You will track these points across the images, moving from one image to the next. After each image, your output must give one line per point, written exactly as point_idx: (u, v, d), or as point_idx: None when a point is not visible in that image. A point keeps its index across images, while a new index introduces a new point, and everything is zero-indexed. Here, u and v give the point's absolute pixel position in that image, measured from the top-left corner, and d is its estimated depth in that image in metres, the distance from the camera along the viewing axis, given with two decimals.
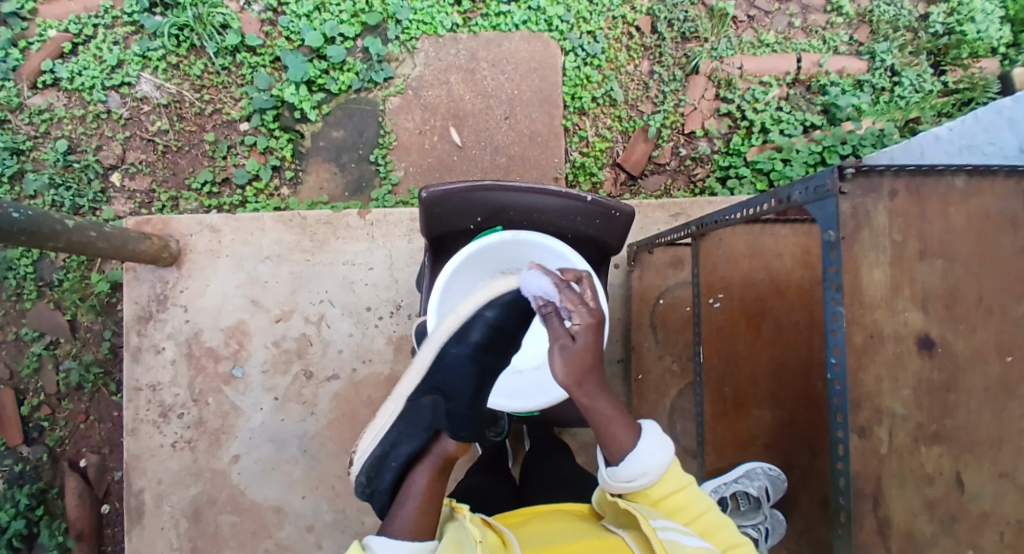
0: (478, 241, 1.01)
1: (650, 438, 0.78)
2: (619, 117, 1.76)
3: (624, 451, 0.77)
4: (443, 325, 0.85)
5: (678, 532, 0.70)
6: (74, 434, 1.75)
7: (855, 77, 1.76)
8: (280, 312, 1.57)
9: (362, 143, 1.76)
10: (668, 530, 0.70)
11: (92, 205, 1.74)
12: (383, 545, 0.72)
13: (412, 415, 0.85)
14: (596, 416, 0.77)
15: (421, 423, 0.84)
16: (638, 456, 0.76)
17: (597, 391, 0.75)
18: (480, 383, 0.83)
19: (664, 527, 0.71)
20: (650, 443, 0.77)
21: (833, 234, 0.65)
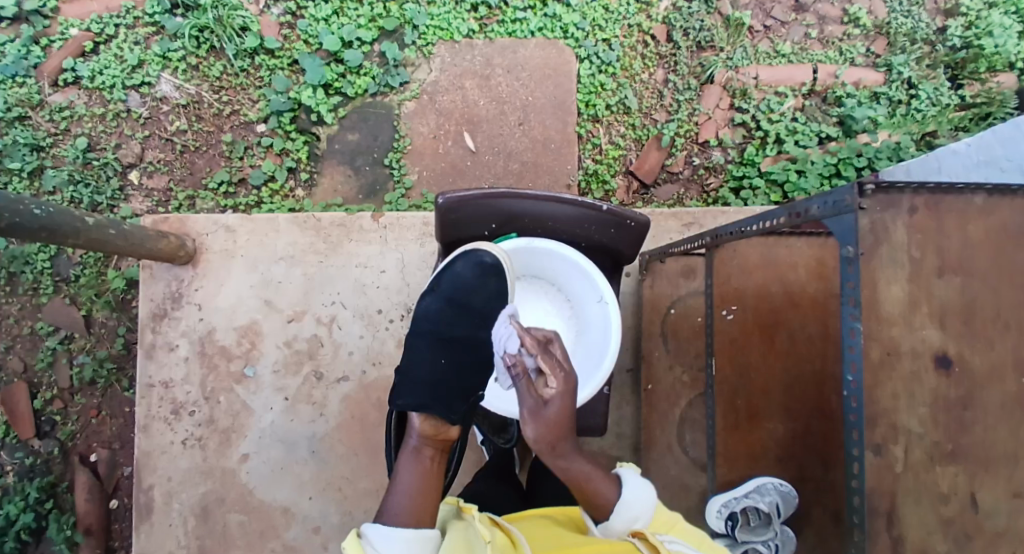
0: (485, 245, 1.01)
1: (631, 484, 0.77)
2: (633, 125, 1.76)
3: (608, 505, 0.76)
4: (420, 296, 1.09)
5: (684, 545, 0.72)
6: (86, 429, 1.77)
7: (871, 89, 1.75)
8: (292, 313, 1.58)
9: (377, 146, 1.77)
10: (675, 542, 0.72)
11: (110, 203, 1.76)
12: (380, 532, 0.71)
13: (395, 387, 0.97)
14: (574, 475, 0.75)
15: (403, 389, 0.95)
16: (622, 506, 0.75)
17: (572, 452, 0.75)
18: (432, 349, 1.01)
19: (671, 542, 0.72)
20: (631, 491, 0.76)
21: (851, 249, 0.64)
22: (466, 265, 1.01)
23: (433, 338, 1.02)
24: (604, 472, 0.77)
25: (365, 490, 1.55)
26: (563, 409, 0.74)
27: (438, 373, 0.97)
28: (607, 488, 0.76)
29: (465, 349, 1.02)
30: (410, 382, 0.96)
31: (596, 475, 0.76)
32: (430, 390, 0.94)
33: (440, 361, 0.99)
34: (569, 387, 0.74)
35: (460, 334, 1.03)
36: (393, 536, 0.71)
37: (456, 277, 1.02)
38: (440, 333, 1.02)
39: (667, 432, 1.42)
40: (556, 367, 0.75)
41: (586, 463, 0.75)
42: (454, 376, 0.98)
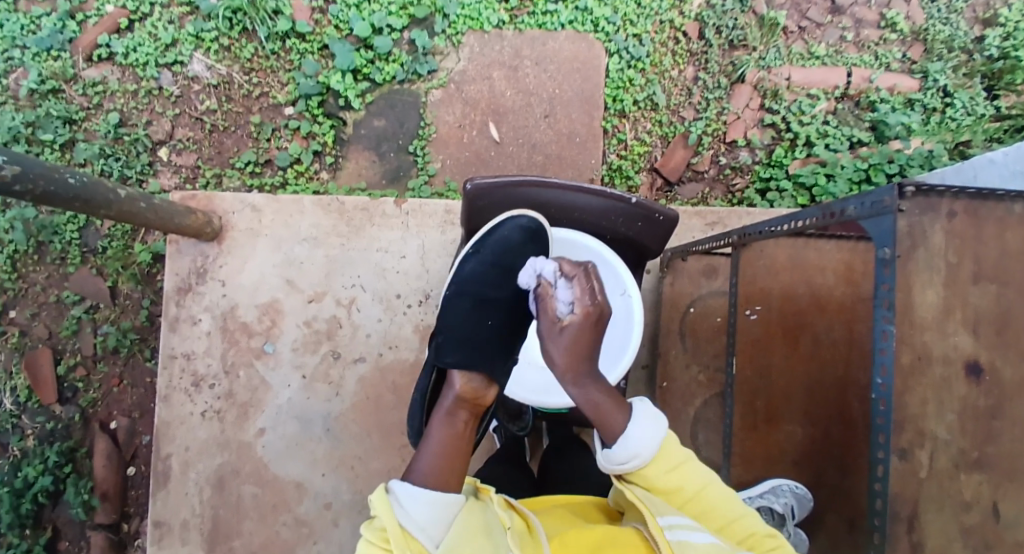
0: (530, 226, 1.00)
1: (646, 417, 0.75)
2: (660, 122, 1.75)
3: (618, 434, 0.74)
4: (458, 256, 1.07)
5: (687, 531, 0.68)
6: (107, 397, 1.81)
7: (905, 95, 1.73)
8: (313, 293, 1.60)
9: (402, 133, 1.78)
10: (677, 529, 0.68)
11: (140, 177, 1.79)
12: (406, 490, 0.72)
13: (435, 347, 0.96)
14: (596, 403, 0.77)
15: (438, 351, 0.95)
16: (634, 437, 0.73)
17: (587, 378, 0.78)
18: (476, 309, 1.01)
19: (672, 527, 0.68)
20: (643, 423, 0.74)
21: (888, 251, 0.63)
22: (511, 230, 1.01)
23: (479, 305, 1.02)
24: (617, 402, 0.76)
25: (377, 470, 1.57)
26: (582, 334, 0.79)
27: (482, 331, 0.98)
28: (618, 420, 0.75)
29: (504, 312, 1.03)
30: (454, 338, 0.95)
31: (606, 401, 0.76)
32: (472, 347, 0.94)
33: (487, 320, 1.00)
34: (592, 314, 0.80)
35: (504, 297, 1.03)
36: (418, 498, 0.71)
37: (501, 240, 1.01)
38: (481, 295, 1.02)
39: (680, 430, 1.42)
40: (587, 295, 0.81)
41: (603, 394, 0.77)
42: (498, 340, 0.98)
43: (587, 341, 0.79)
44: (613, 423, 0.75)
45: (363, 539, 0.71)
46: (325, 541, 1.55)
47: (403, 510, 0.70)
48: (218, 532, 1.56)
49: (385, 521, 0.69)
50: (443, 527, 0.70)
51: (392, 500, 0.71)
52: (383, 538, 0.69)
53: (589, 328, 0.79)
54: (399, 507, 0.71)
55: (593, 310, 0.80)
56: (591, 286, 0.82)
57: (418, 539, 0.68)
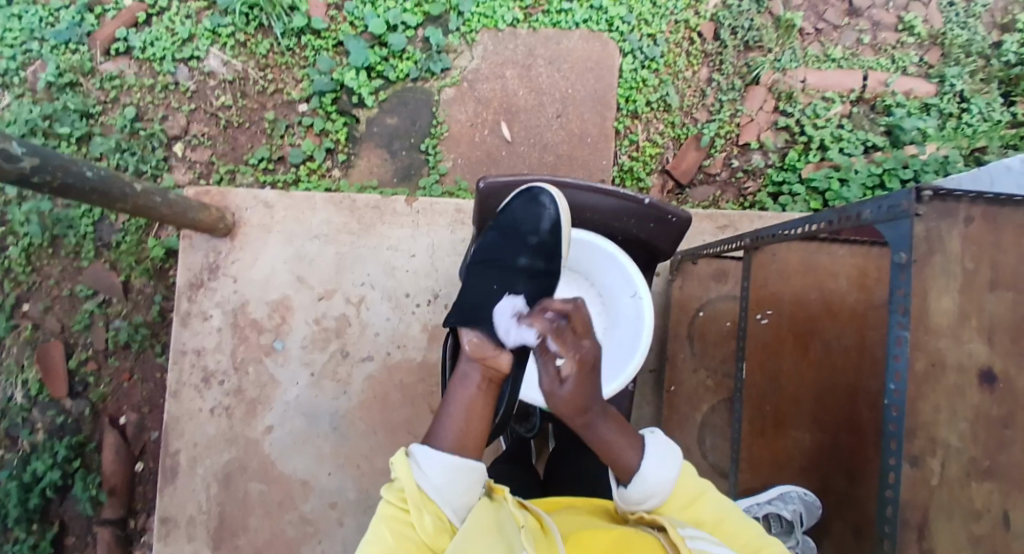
0: (535, 199, 0.98)
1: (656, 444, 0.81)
2: (673, 123, 1.74)
3: (632, 470, 0.78)
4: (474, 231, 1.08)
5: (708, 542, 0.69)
6: (117, 392, 1.82)
7: (922, 100, 1.71)
8: (323, 290, 1.61)
9: (414, 131, 1.78)
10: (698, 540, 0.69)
11: (154, 173, 1.80)
12: (425, 456, 0.74)
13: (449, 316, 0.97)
14: (604, 441, 0.81)
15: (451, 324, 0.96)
16: (649, 472, 0.77)
17: (597, 417, 0.82)
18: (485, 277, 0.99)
19: (694, 537, 0.70)
20: (656, 452, 0.79)
21: (904, 256, 0.63)
22: (518, 202, 0.99)
23: (488, 274, 0.99)
24: (628, 438, 0.81)
25: (381, 470, 1.57)
26: (580, 385, 0.81)
27: (488, 298, 0.96)
28: (632, 454, 0.79)
29: (514, 281, 0.99)
30: (464, 307, 0.95)
31: (621, 443, 0.80)
32: (478, 315, 0.93)
33: (495, 287, 0.98)
34: (586, 365, 0.81)
35: (516, 265, 1.00)
36: (435, 461, 0.73)
37: (508, 216, 0.99)
38: (492, 262, 1.00)
39: (688, 433, 1.42)
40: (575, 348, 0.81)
41: (614, 428, 0.82)
42: (507, 304, 0.96)
43: (590, 390, 0.81)
44: (627, 460, 0.79)
45: (384, 498, 0.75)
46: (330, 540, 1.56)
47: (421, 474, 0.73)
48: (224, 527, 1.57)
49: (404, 483, 0.73)
50: (458, 491, 0.73)
51: (410, 463, 0.74)
52: (403, 497, 0.74)
53: (585, 378, 0.81)
54: (416, 470, 0.73)
55: (584, 359, 0.81)
56: (577, 337, 0.83)
57: (434, 501, 0.72)
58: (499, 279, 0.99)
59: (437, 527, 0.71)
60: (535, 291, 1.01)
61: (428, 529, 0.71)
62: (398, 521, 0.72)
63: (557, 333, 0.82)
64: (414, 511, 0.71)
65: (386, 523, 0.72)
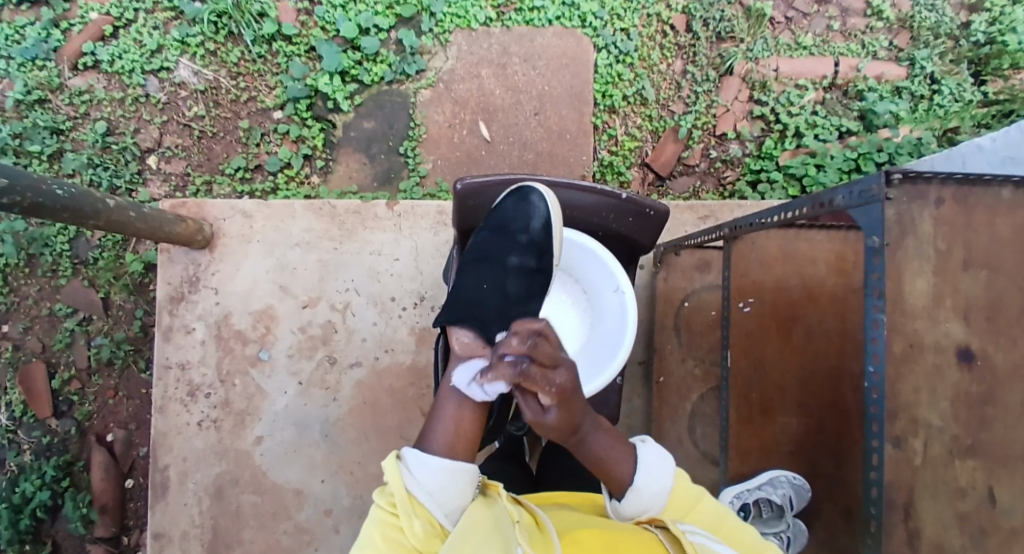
0: (524, 199, 0.98)
1: (648, 460, 0.79)
2: (650, 116, 1.75)
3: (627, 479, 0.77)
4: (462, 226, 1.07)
5: (707, 537, 0.71)
6: (103, 410, 1.80)
7: (893, 83, 1.73)
8: (307, 298, 1.60)
9: (392, 134, 1.77)
10: (696, 535, 0.71)
11: (129, 187, 1.78)
12: (417, 460, 0.74)
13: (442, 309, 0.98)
14: (598, 457, 0.79)
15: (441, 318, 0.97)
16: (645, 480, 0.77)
17: (589, 433, 0.79)
18: (477, 274, 0.99)
19: (693, 533, 0.71)
20: (646, 469, 0.78)
21: (877, 240, 0.63)
22: (508, 202, 0.99)
23: (479, 268, 0.99)
24: (622, 447, 0.80)
25: (375, 474, 1.56)
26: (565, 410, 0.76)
27: (480, 298, 0.97)
28: (626, 467, 0.78)
29: (506, 279, 1.00)
30: (455, 302, 0.96)
31: (613, 456, 0.79)
32: (469, 312, 0.94)
33: (486, 284, 0.99)
34: (567, 393, 0.74)
35: (507, 263, 1.00)
36: (426, 464, 0.73)
37: (499, 215, 0.99)
38: (483, 260, 1.00)
39: (679, 423, 1.43)
40: (550, 386, 0.73)
41: (606, 439, 0.80)
42: (500, 304, 0.97)
43: (577, 410, 0.77)
44: (620, 474, 0.78)
45: (376, 503, 0.75)
46: (326, 546, 1.55)
47: (411, 477, 0.73)
48: (218, 540, 1.56)
49: (394, 487, 0.73)
50: (451, 494, 0.73)
51: (401, 467, 0.74)
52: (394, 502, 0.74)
53: (570, 404, 0.76)
54: (407, 473, 0.73)
55: (565, 391, 0.74)
56: (547, 372, 0.73)
57: (425, 504, 0.71)
58: (490, 277, 0.99)
59: (428, 532, 0.71)
60: (527, 289, 1.01)
61: (418, 535, 0.70)
62: (389, 525, 0.72)
63: (526, 378, 0.73)
64: (404, 516, 0.71)
65: (377, 527, 0.72)
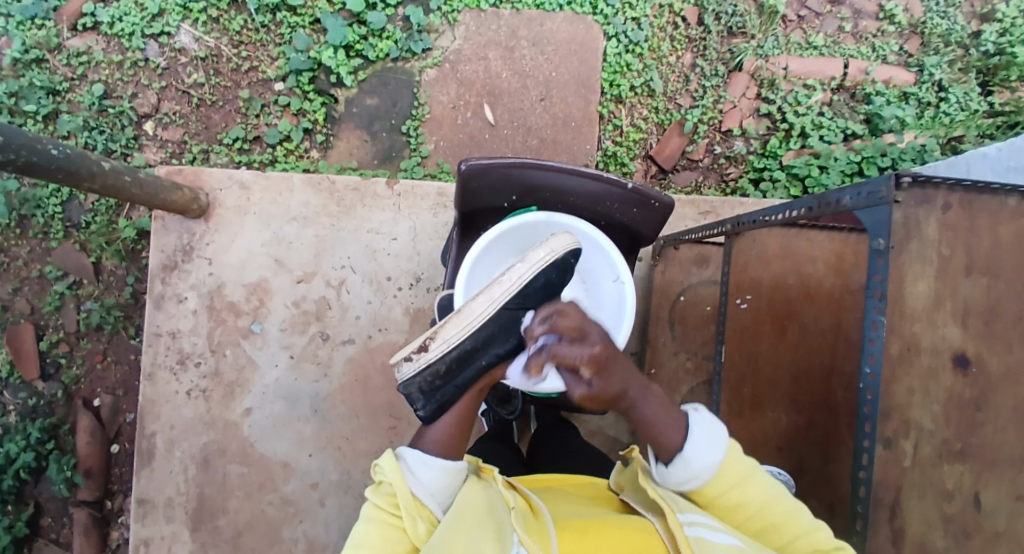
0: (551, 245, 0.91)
1: (699, 434, 0.76)
2: (656, 109, 1.74)
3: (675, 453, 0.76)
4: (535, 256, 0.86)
5: (706, 529, 0.70)
6: (90, 374, 1.80)
7: (901, 89, 1.73)
8: (302, 273, 1.59)
9: (395, 112, 1.75)
10: (695, 526, 0.70)
11: (124, 151, 1.75)
12: (417, 458, 0.77)
13: (509, 322, 0.84)
14: (647, 421, 0.79)
15: (502, 336, 0.84)
16: (694, 456, 0.75)
17: (637, 396, 0.79)
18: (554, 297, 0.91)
19: (692, 523, 0.71)
20: (699, 439, 0.76)
21: (882, 242, 0.64)
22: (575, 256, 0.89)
23: (549, 288, 0.86)
24: (673, 416, 0.79)
25: (364, 451, 1.59)
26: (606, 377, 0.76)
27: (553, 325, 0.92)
28: (674, 434, 0.77)
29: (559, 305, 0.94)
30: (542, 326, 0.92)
31: (666, 421, 0.78)
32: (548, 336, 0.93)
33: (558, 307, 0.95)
34: (602, 359, 0.74)
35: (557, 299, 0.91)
36: (428, 464, 0.75)
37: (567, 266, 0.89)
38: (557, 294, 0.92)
39: None
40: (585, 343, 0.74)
41: (656, 404, 0.79)
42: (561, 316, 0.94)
43: (616, 378, 0.77)
44: (669, 442, 0.77)
45: (372, 501, 0.75)
46: (310, 520, 1.57)
47: (413, 479, 0.75)
48: (203, 509, 1.57)
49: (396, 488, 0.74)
50: (447, 493, 0.76)
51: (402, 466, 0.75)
52: (393, 502, 0.74)
53: (608, 370, 0.76)
54: (409, 474, 0.75)
55: (601, 357, 0.74)
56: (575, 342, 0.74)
57: (427, 505, 0.73)
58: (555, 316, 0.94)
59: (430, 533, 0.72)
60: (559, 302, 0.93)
61: (421, 535, 0.71)
62: (390, 525, 0.73)
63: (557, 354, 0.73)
64: (406, 518, 0.71)
65: (378, 526, 0.73)
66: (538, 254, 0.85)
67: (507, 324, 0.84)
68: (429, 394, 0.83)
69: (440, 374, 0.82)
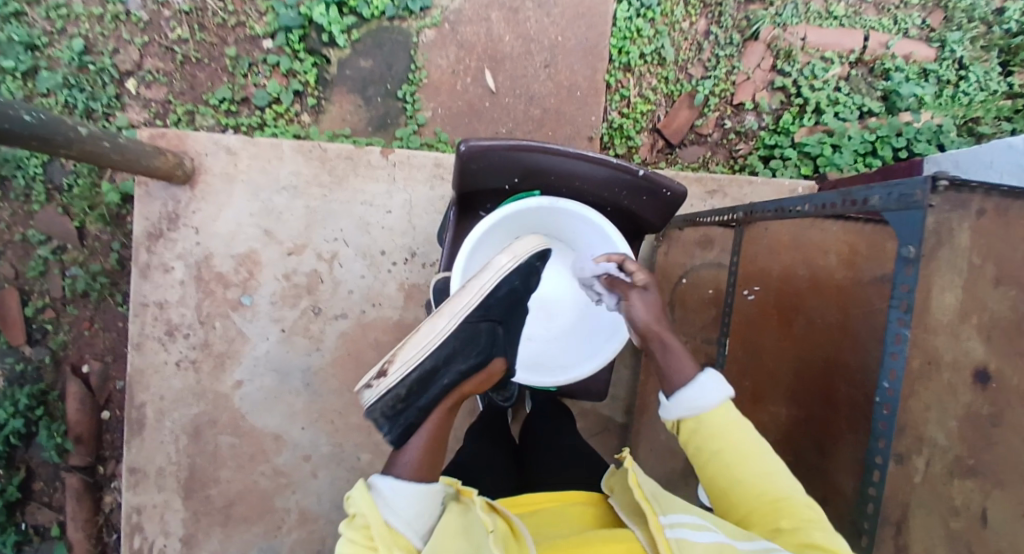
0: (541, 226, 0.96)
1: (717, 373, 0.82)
2: (666, 79, 1.66)
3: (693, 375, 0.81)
4: (495, 266, 0.90)
5: (688, 529, 0.70)
6: (78, 340, 1.77)
7: (921, 65, 1.65)
8: (293, 245, 1.54)
9: (391, 76, 1.66)
10: (677, 528, 0.70)
11: (106, 111, 1.66)
12: (392, 487, 0.71)
13: (470, 334, 0.86)
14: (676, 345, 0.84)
15: (465, 350, 0.85)
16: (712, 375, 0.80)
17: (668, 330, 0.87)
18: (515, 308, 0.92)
19: (674, 525, 0.70)
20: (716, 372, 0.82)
21: (913, 250, 0.63)
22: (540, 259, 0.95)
23: (511, 295, 0.91)
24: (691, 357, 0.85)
25: (356, 425, 1.58)
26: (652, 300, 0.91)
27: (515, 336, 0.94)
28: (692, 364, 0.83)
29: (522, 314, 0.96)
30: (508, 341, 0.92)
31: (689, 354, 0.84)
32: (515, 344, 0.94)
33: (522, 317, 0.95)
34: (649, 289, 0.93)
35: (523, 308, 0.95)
36: (405, 491, 0.71)
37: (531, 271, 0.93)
38: (519, 309, 0.94)
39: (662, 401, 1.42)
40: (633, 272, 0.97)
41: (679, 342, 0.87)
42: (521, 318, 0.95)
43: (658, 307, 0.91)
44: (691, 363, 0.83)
45: (345, 537, 0.69)
46: (303, 491, 1.58)
47: (389, 508, 0.69)
48: (195, 479, 1.57)
49: (371, 519, 0.68)
50: (425, 519, 0.71)
51: (376, 496, 0.70)
52: (367, 535, 0.68)
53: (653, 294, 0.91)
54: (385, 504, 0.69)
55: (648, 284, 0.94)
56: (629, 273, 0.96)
57: (405, 534, 0.68)
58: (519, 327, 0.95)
59: None
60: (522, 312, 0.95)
61: None
62: None
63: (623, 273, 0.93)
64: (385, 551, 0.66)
65: None
66: (500, 261, 0.90)
67: (469, 338, 0.86)
68: (393, 418, 0.81)
69: (403, 396, 0.82)
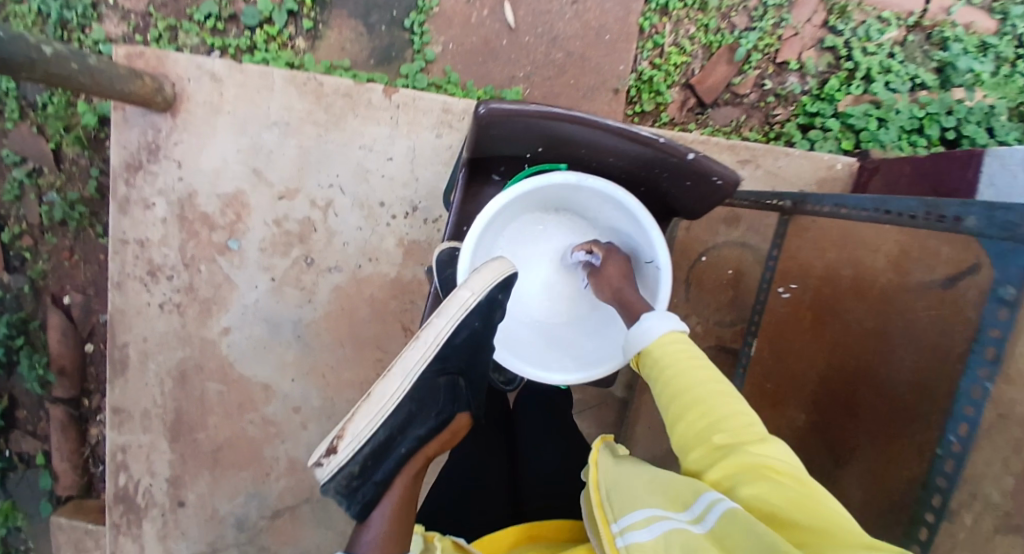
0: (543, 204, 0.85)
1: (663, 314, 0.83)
2: (706, 27, 1.48)
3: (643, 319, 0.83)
4: (449, 309, 0.86)
5: (636, 531, 0.65)
6: (58, 271, 1.67)
7: (981, 37, 1.47)
8: (284, 189, 1.42)
9: (398, 3, 1.48)
10: (626, 533, 0.66)
11: (80, 22, 1.48)
12: None
13: (426, 394, 0.86)
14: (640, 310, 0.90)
15: (421, 415, 0.85)
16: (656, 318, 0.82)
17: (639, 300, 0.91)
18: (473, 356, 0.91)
19: (625, 531, 0.66)
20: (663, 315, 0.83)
21: (1014, 292, 0.62)
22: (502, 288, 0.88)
23: (470, 342, 0.89)
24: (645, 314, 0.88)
25: (348, 381, 1.50)
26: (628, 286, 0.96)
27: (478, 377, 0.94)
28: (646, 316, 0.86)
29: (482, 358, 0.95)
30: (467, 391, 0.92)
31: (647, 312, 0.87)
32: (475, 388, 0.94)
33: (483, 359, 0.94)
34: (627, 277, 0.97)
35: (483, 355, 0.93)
36: None
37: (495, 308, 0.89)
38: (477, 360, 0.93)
39: None
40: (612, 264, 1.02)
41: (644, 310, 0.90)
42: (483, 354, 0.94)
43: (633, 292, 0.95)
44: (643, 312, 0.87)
45: None
46: (292, 442, 1.53)
47: None
48: (181, 422, 1.52)
49: None
50: None
51: None
52: None
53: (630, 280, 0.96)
54: None
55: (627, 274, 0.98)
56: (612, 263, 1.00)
57: None
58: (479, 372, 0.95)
59: None
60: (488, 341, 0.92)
61: None
62: None
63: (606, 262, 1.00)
64: None
65: None
66: (456, 307, 0.86)
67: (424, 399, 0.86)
68: (350, 496, 0.80)
69: (356, 473, 0.80)
